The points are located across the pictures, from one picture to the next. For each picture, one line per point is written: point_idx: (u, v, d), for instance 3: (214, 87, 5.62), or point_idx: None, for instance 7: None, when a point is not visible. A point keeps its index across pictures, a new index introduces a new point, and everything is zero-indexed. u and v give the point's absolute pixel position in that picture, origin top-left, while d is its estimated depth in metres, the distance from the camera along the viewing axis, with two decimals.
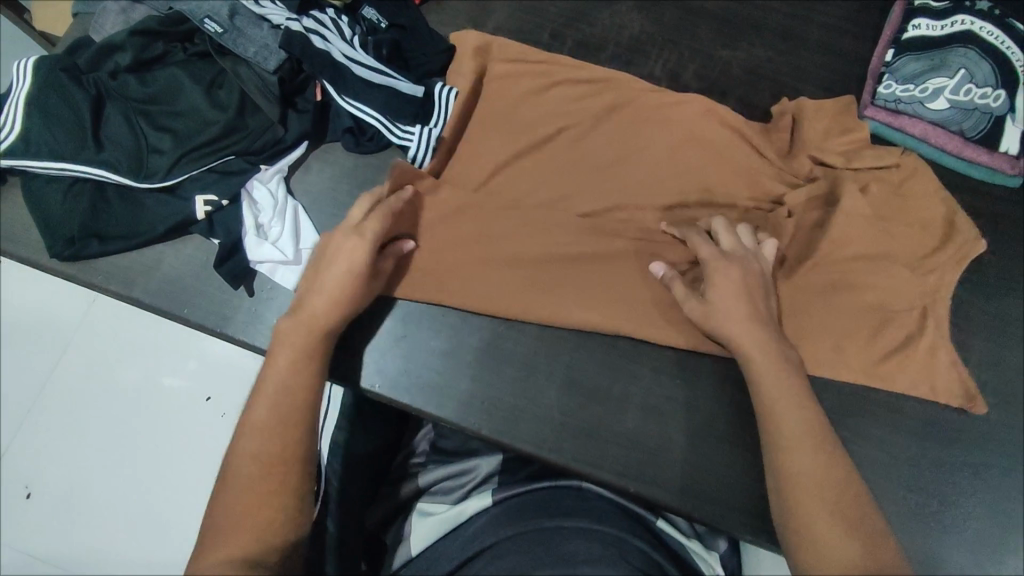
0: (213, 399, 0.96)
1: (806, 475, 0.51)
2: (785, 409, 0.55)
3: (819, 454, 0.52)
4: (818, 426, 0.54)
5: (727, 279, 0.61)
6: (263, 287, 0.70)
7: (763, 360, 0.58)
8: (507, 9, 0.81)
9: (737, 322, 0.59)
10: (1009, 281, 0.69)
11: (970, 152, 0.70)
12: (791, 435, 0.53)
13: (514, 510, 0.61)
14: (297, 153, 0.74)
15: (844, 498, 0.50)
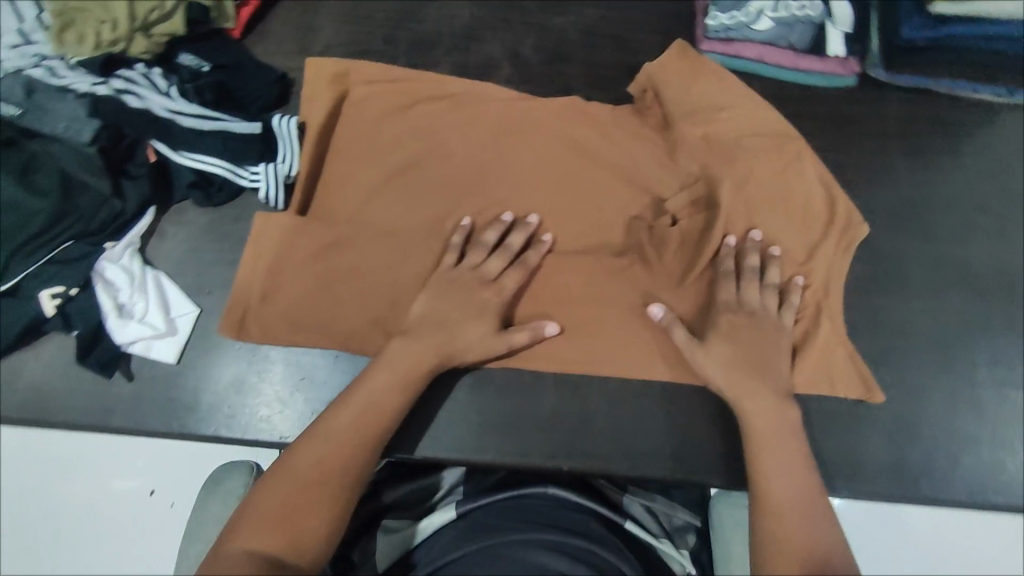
0: (159, 491, 0.77)
1: (785, 530, 0.49)
2: (773, 468, 0.53)
3: (805, 516, 0.49)
4: (812, 501, 0.51)
5: (730, 326, 0.62)
6: (143, 367, 0.64)
7: (764, 421, 0.56)
8: (332, 25, 0.77)
9: (738, 372, 0.59)
10: (868, 173, 0.73)
11: (805, 63, 0.74)
12: (777, 495, 0.51)
13: (478, 522, 0.54)
14: (144, 221, 0.67)
15: (816, 570, 0.46)
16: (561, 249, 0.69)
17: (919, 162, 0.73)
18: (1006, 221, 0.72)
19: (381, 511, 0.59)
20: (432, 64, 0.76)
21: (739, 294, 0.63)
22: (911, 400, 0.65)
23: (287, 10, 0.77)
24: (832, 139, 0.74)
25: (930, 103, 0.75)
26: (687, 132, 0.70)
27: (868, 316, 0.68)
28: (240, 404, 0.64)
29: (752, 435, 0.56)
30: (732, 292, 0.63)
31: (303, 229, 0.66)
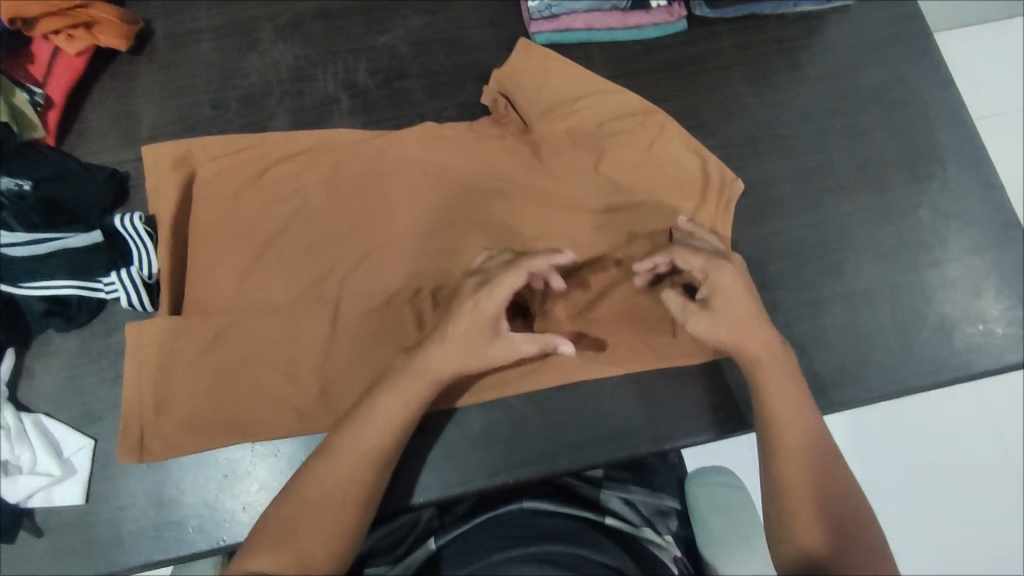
0: None
1: (797, 469, 0.58)
2: (784, 399, 0.60)
3: (806, 447, 0.59)
4: (817, 434, 0.59)
5: (733, 285, 0.61)
6: (50, 518, 0.60)
7: (771, 370, 0.60)
8: (152, 104, 0.73)
9: (745, 324, 0.60)
10: (720, 110, 0.75)
11: (632, 20, 0.75)
12: (783, 425, 0.59)
13: (465, 547, 0.61)
14: (5, 367, 0.62)
15: (828, 500, 0.58)
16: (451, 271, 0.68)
17: (764, 85, 0.76)
18: (856, 116, 0.75)
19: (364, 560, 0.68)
20: (270, 116, 0.73)
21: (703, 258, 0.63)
22: (815, 311, 0.68)
23: (100, 99, 0.72)
24: (677, 86, 0.75)
25: (758, 26, 0.78)
26: (549, 128, 0.71)
27: (754, 244, 0.70)
28: (166, 521, 0.61)
29: (759, 379, 0.60)
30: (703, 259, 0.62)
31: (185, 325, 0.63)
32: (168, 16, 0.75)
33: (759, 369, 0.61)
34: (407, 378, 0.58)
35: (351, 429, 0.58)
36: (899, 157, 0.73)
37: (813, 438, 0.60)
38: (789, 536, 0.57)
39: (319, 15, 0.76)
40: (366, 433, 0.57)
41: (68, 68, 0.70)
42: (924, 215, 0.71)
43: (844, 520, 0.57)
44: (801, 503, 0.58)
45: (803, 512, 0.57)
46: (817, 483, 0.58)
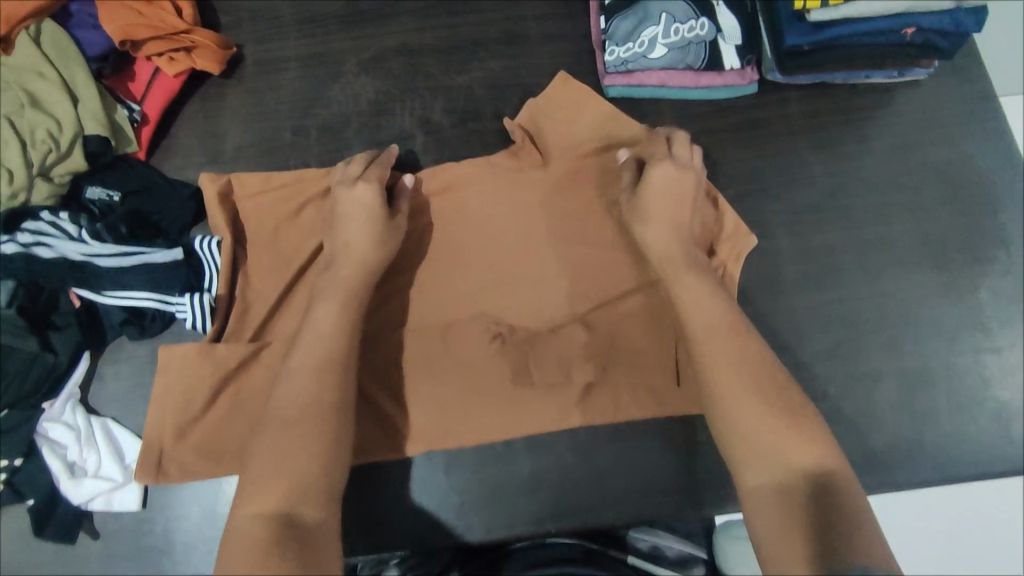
0: None
1: (734, 389, 0.56)
2: (700, 312, 0.61)
3: (742, 359, 0.58)
4: (733, 325, 0.60)
5: (663, 182, 0.67)
6: (109, 521, 0.62)
7: (677, 275, 0.64)
8: (238, 127, 0.76)
9: (658, 221, 0.66)
10: (785, 175, 0.75)
11: (705, 80, 0.76)
12: (711, 341, 0.59)
13: None
14: (80, 371, 0.64)
15: (765, 389, 0.56)
16: (508, 314, 0.69)
17: (831, 153, 0.76)
18: (922, 193, 0.75)
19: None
20: (346, 147, 0.76)
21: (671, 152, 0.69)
22: (868, 386, 0.68)
23: (190, 118, 0.76)
24: (744, 148, 0.76)
25: (829, 95, 0.78)
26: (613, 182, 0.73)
27: (811, 311, 0.70)
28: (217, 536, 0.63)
29: (670, 279, 0.64)
30: (655, 156, 0.69)
31: (255, 350, 0.64)
32: (260, 44, 0.79)
33: (682, 299, 0.63)
34: (344, 302, 0.63)
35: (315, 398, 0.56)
36: (962, 236, 0.73)
37: (750, 350, 0.58)
38: (745, 468, 0.53)
39: (401, 53, 0.79)
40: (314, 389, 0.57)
41: (165, 87, 0.73)
42: (985, 297, 0.71)
43: (782, 408, 0.55)
44: (746, 413, 0.55)
45: (751, 433, 0.54)
46: (764, 396, 0.55)
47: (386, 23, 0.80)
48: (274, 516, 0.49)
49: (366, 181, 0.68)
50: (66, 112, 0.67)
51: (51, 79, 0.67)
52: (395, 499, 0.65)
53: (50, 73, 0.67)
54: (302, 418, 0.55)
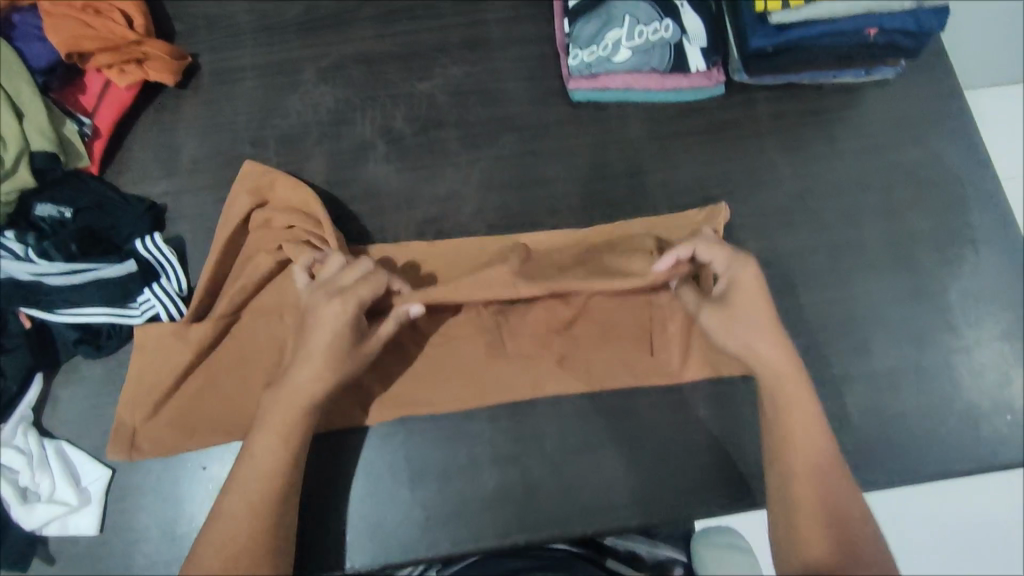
0: None
1: (817, 496, 0.57)
2: (797, 420, 0.60)
3: (833, 489, 0.57)
4: (818, 430, 0.59)
5: (744, 289, 0.62)
6: (64, 546, 0.61)
7: (769, 353, 0.61)
8: (194, 139, 0.74)
9: (750, 302, 0.62)
10: (754, 177, 0.75)
11: (672, 82, 0.75)
12: (818, 466, 0.58)
13: None
14: (32, 393, 0.63)
15: (829, 511, 0.56)
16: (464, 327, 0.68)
17: (799, 156, 0.75)
18: (892, 193, 0.74)
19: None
20: (305, 157, 0.74)
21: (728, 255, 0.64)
22: (838, 390, 0.67)
23: (145, 131, 0.74)
24: (711, 150, 0.75)
25: (798, 95, 0.77)
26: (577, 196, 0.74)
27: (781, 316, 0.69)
28: (175, 559, 0.61)
29: (756, 348, 0.61)
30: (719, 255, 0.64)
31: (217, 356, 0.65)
32: (215, 53, 0.77)
33: (773, 391, 0.61)
34: (298, 398, 0.58)
35: (286, 444, 0.57)
36: (932, 236, 0.72)
37: (845, 488, 0.58)
38: (796, 549, 0.56)
39: (361, 59, 0.77)
40: (290, 434, 0.57)
41: (117, 101, 0.71)
42: (954, 298, 0.71)
43: (855, 536, 0.56)
44: (818, 545, 0.55)
45: (813, 518, 0.56)
46: (839, 518, 0.56)
47: (345, 29, 0.78)
48: (235, 567, 0.53)
49: (346, 292, 0.59)
50: (10, 128, 0.64)
51: None
52: (359, 516, 0.63)
53: None
54: (275, 463, 0.56)
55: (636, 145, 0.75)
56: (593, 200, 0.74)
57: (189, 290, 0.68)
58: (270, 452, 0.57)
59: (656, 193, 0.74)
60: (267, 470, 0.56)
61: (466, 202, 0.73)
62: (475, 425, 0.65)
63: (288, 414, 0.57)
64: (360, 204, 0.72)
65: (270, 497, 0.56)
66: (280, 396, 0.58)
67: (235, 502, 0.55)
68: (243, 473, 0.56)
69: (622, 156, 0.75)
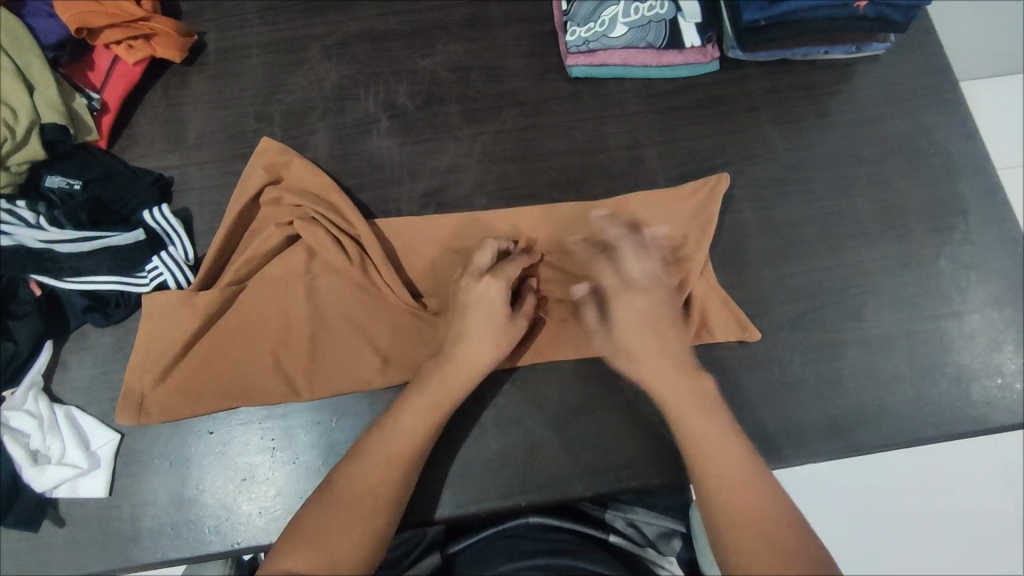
0: None
1: (739, 513, 0.55)
2: (701, 432, 0.59)
3: (761, 506, 0.55)
4: (728, 442, 0.58)
5: (629, 311, 0.64)
6: (72, 510, 0.62)
7: (656, 371, 0.62)
8: (201, 115, 0.76)
9: (634, 325, 0.64)
10: (748, 149, 0.76)
11: (666, 58, 0.77)
12: (726, 485, 0.56)
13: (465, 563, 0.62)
14: (43, 358, 0.64)
15: (766, 531, 0.54)
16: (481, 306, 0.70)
17: (792, 129, 0.77)
18: (883, 165, 0.76)
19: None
20: (310, 132, 0.75)
21: (620, 272, 0.66)
22: (832, 354, 0.69)
23: (152, 107, 0.75)
24: (705, 124, 0.77)
25: (790, 70, 0.79)
26: (574, 169, 0.75)
27: (777, 283, 0.71)
28: (183, 521, 0.62)
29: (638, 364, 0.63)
30: (611, 276, 0.66)
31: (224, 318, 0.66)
32: (221, 31, 0.78)
33: (676, 420, 0.60)
34: (478, 362, 0.62)
35: (423, 433, 0.59)
36: (922, 205, 0.74)
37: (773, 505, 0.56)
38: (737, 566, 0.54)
39: (365, 38, 0.79)
40: (425, 423, 0.60)
41: (125, 76, 0.73)
42: (945, 265, 0.72)
43: (792, 548, 0.53)
44: (762, 558, 0.53)
45: (744, 538, 0.54)
46: (769, 535, 0.54)
47: (348, 8, 0.80)
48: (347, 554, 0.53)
49: (498, 270, 0.64)
50: (22, 101, 0.66)
51: (5, 67, 0.66)
52: None
53: (4, 61, 0.66)
54: (405, 453, 0.58)
55: (633, 118, 0.77)
56: (591, 172, 0.75)
57: (194, 260, 0.69)
58: (406, 442, 0.59)
59: (653, 165, 0.76)
60: (391, 457, 0.58)
61: (468, 175, 0.74)
62: (478, 391, 0.67)
63: (426, 406, 0.60)
64: (364, 176, 0.74)
65: (395, 489, 0.57)
66: (433, 381, 0.61)
67: (352, 489, 0.56)
68: (369, 458, 0.58)
69: (620, 129, 0.77)
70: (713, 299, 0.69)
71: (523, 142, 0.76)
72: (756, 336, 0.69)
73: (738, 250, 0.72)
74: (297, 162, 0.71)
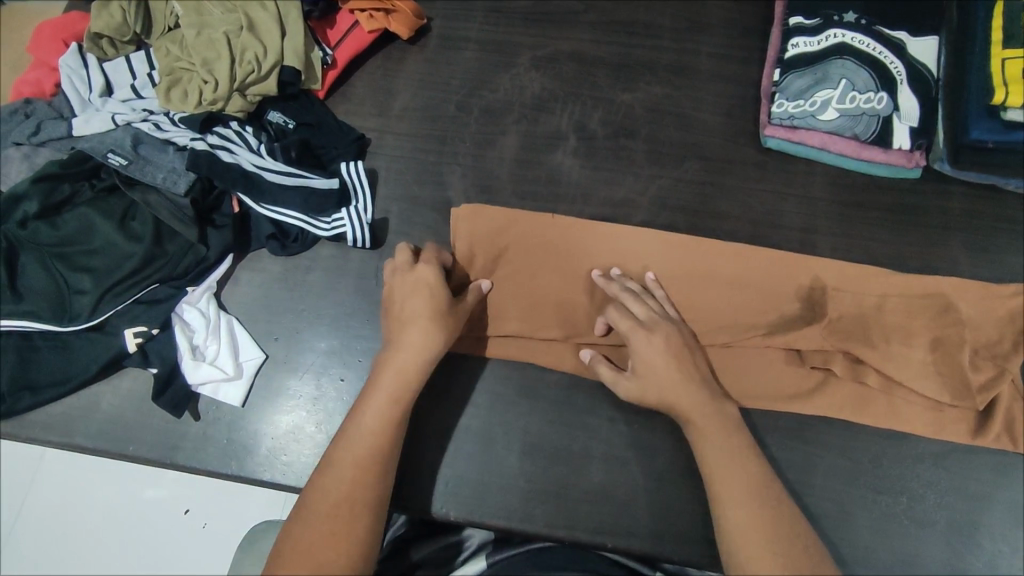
0: (192, 511, 0.91)
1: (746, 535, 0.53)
2: (718, 461, 0.58)
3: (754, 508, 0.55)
4: (749, 475, 0.57)
5: (650, 348, 0.64)
6: (210, 408, 0.67)
7: (692, 408, 0.61)
8: (409, 90, 0.81)
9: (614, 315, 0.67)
10: (931, 267, 0.73)
11: (867, 153, 0.75)
12: (737, 506, 0.55)
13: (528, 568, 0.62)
14: (224, 267, 0.70)
15: (785, 542, 0.53)
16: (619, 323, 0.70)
17: (984, 259, 0.73)
18: None
19: (412, 568, 0.65)
20: (501, 131, 0.79)
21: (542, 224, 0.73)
22: (970, 503, 0.65)
23: (369, 73, 0.82)
24: (894, 229, 0.74)
25: (998, 198, 0.75)
26: (744, 235, 0.75)
27: (926, 413, 0.67)
28: (298, 451, 0.66)
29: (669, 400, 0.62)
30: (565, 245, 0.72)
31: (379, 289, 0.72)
32: (447, 21, 0.84)
33: (697, 431, 0.60)
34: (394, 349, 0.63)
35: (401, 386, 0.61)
36: None
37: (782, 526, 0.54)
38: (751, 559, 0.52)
39: (574, 58, 0.82)
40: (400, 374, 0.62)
41: (358, 40, 0.79)
42: None
43: (790, 535, 0.54)
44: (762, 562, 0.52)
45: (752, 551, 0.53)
46: (768, 516, 0.54)
47: (565, 28, 0.83)
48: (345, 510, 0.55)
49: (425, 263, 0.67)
50: (274, 43, 0.73)
51: (269, 11, 0.74)
52: (467, 469, 0.66)
53: (270, 5, 0.74)
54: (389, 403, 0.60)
55: (816, 203, 0.76)
56: (760, 243, 0.74)
57: (371, 220, 0.73)
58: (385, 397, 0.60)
59: (825, 255, 0.74)
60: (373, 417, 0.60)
61: (638, 212, 0.76)
62: (593, 421, 0.67)
63: (392, 372, 0.61)
64: (539, 186, 0.77)
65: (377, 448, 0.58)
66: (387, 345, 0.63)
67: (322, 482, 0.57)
68: (345, 443, 0.59)
69: (800, 210, 0.75)
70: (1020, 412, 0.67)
71: (699, 196, 0.76)
72: None
73: (905, 362, 0.67)
74: (600, 180, 0.77)
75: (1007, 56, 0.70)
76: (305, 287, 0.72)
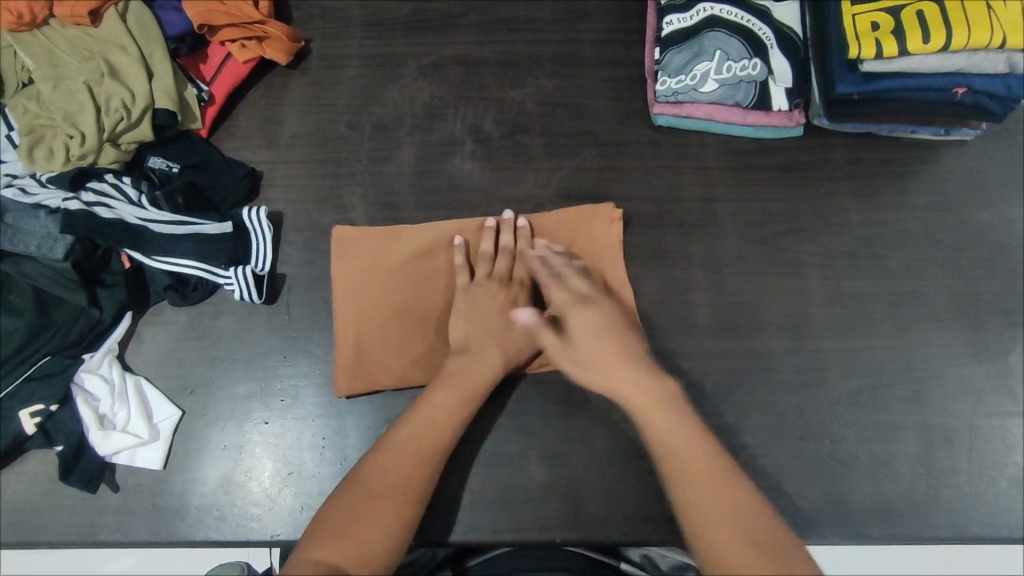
0: None
1: (719, 520, 0.54)
2: (681, 458, 0.57)
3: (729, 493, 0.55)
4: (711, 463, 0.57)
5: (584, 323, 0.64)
6: (128, 477, 0.65)
7: (648, 408, 0.60)
8: (297, 115, 0.79)
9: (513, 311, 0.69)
10: (825, 218, 0.76)
11: (752, 119, 0.77)
12: (695, 502, 0.55)
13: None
14: (122, 327, 0.67)
15: (741, 519, 0.54)
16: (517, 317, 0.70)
17: (870, 203, 0.77)
18: (963, 252, 0.75)
19: None
20: (396, 145, 0.78)
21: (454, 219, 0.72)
22: (887, 436, 0.68)
23: (252, 104, 0.79)
24: (785, 185, 0.77)
25: (876, 145, 0.79)
26: (649, 214, 0.76)
27: (834, 358, 0.71)
28: (226, 507, 0.64)
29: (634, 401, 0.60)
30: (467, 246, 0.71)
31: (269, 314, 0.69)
32: (326, 40, 0.82)
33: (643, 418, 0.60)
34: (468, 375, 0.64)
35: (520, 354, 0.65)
36: (1000, 299, 0.74)
37: (758, 521, 0.54)
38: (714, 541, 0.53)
39: (460, 62, 0.82)
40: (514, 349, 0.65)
41: (233, 72, 0.76)
42: (1014, 361, 0.72)
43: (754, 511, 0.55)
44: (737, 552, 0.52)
45: (720, 537, 0.53)
46: (733, 506, 0.54)
47: (448, 33, 0.83)
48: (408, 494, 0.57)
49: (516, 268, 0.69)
50: (142, 86, 0.70)
51: (131, 53, 0.70)
52: None
53: (130, 47, 0.70)
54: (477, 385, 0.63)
55: (712, 172, 0.78)
56: (664, 220, 0.76)
57: (269, 272, 0.70)
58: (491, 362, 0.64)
59: (726, 221, 0.76)
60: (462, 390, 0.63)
61: (543, 207, 0.76)
62: (526, 422, 0.67)
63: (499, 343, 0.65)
64: (442, 195, 0.76)
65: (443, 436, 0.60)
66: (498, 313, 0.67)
67: (413, 431, 0.60)
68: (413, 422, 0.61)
69: (697, 181, 0.78)
70: (918, 344, 0.72)
71: (600, 182, 0.77)
72: (955, 385, 0.70)
73: None
74: (502, 181, 0.77)
75: (857, 12, 0.73)
76: (211, 335, 0.69)
